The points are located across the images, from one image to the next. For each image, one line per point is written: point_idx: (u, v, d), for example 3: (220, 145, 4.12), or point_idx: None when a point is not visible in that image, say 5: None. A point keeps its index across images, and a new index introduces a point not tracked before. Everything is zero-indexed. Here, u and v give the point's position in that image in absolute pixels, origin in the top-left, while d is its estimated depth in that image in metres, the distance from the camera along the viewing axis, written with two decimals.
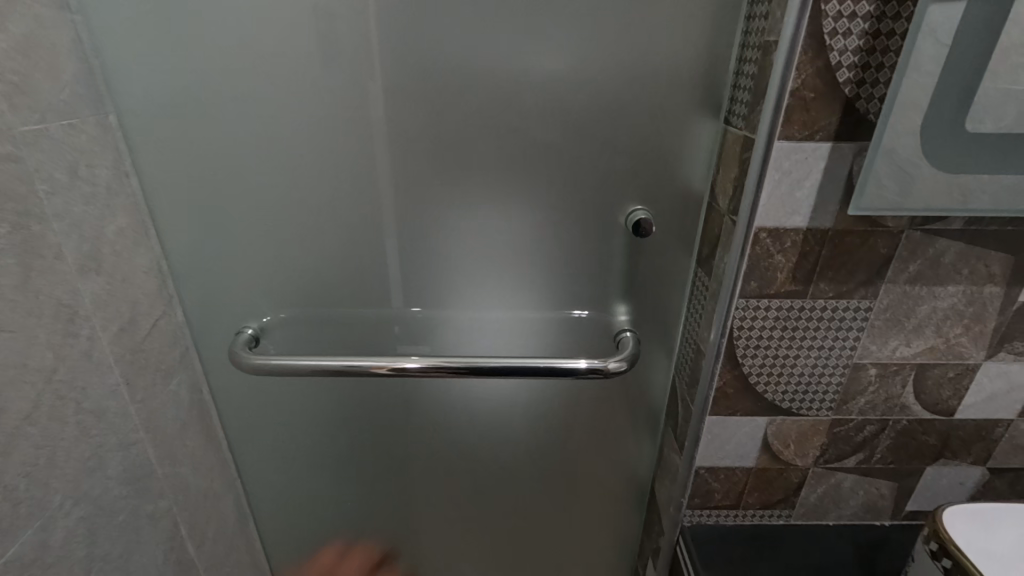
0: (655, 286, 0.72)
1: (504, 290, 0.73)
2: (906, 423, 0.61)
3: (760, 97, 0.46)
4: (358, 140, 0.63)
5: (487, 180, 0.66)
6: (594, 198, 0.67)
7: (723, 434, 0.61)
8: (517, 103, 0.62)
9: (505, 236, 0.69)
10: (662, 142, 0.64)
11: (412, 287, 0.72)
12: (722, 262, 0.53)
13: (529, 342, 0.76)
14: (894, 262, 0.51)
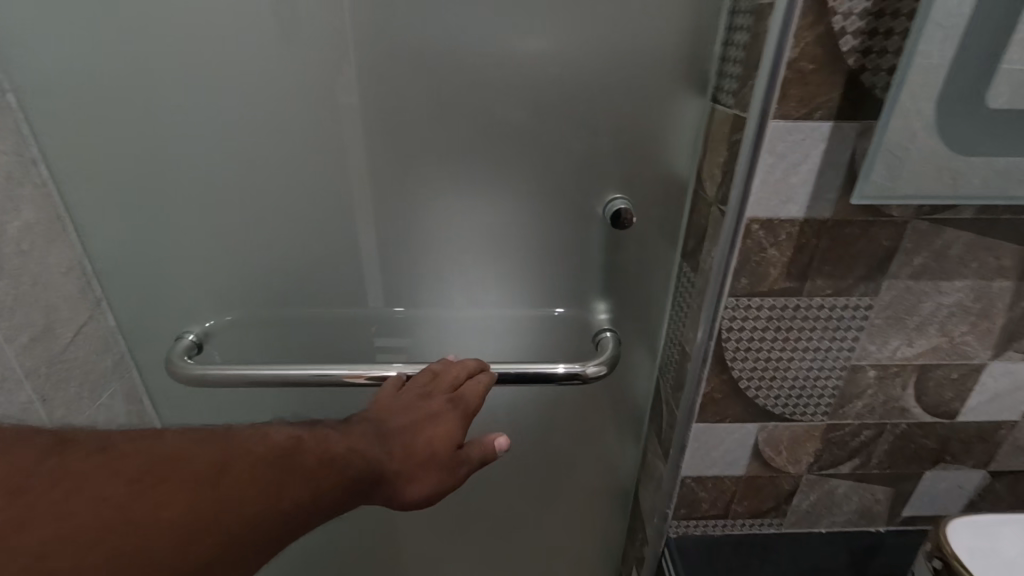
0: (638, 280, 0.67)
1: (475, 287, 0.67)
2: (905, 426, 0.57)
3: (752, 70, 0.40)
4: (306, 123, 0.56)
5: (453, 168, 0.60)
6: (570, 186, 0.62)
7: (711, 441, 0.56)
8: (481, 82, 0.56)
9: (474, 230, 0.63)
10: (645, 124, 0.58)
11: (375, 285, 0.66)
12: (709, 256, 0.48)
13: (502, 342, 0.71)
14: (898, 255, 0.46)
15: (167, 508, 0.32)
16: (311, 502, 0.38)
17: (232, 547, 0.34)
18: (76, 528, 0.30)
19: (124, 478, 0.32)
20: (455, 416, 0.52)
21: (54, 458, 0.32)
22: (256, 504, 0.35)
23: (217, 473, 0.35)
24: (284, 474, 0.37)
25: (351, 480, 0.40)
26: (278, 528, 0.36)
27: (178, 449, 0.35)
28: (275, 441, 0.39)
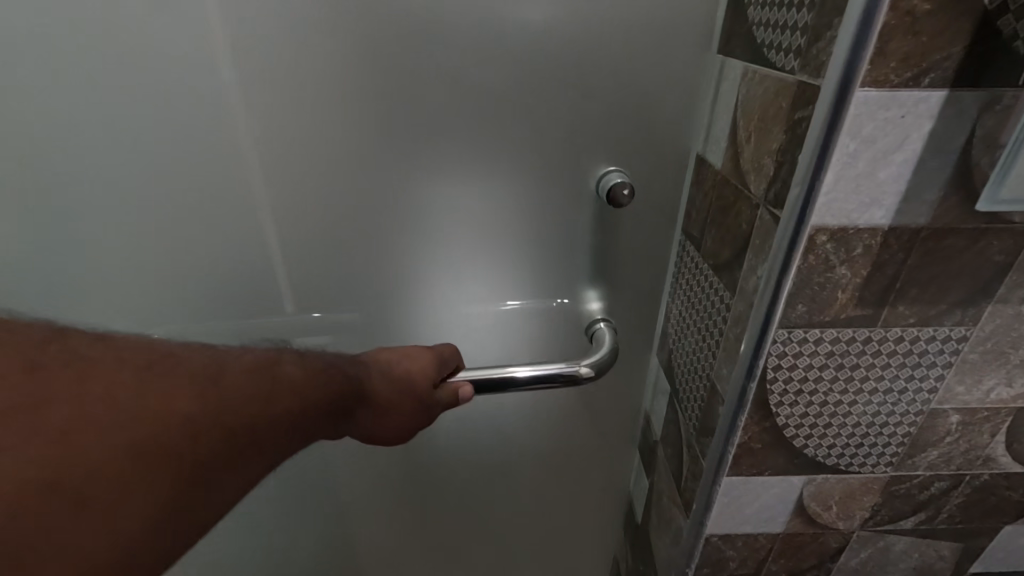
0: (633, 262, 0.63)
1: (462, 275, 0.62)
2: (987, 478, 0.45)
3: (833, 16, 0.28)
4: (263, 100, 0.51)
5: (430, 149, 0.55)
6: (560, 166, 0.57)
7: (744, 497, 0.45)
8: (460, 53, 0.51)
9: (456, 219, 0.59)
10: (641, 88, 0.54)
11: (351, 274, 0.61)
12: (754, 277, 0.36)
13: (492, 334, 0.66)
14: (1010, 274, 0.34)
15: (173, 399, 0.33)
16: (302, 411, 0.41)
17: (229, 450, 0.35)
18: (83, 415, 0.30)
19: (132, 365, 0.33)
20: (431, 361, 0.56)
21: (51, 344, 0.32)
22: (257, 407, 0.38)
23: (214, 372, 0.37)
24: (276, 383, 0.40)
25: (331, 402, 0.45)
26: (275, 435, 0.39)
27: (177, 352, 0.37)
28: (259, 358, 0.42)
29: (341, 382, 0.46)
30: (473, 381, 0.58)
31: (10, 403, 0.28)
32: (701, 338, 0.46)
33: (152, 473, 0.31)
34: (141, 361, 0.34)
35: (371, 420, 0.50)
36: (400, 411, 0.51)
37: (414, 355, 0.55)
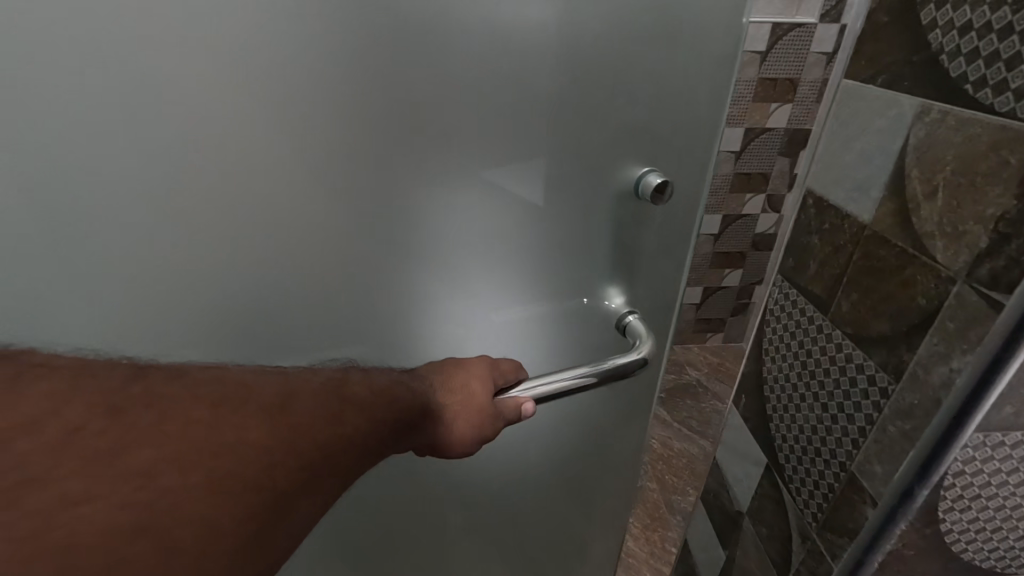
0: (651, 253, 0.68)
1: (498, 293, 0.60)
2: None
3: None
4: (302, 126, 0.42)
5: (483, 172, 0.52)
6: (601, 173, 0.58)
7: None
8: (525, 74, 0.49)
9: (509, 232, 0.57)
10: (678, 92, 0.56)
11: (378, 300, 0.53)
12: (941, 371, 0.32)
13: (527, 342, 0.65)
14: None
15: (251, 431, 0.37)
16: (365, 430, 0.47)
17: (303, 472, 0.40)
18: (157, 455, 0.33)
19: (207, 402, 0.36)
20: (487, 375, 0.58)
21: (134, 382, 0.34)
22: (319, 433, 0.42)
23: (285, 402, 0.41)
24: (342, 404, 0.45)
25: (398, 421, 0.51)
26: (346, 452, 0.44)
27: (243, 382, 0.40)
28: (327, 379, 0.46)
29: (405, 400, 0.52)
30: (536, 396, 0.60)
31: (93, 450, 0.30)
32: (835, 416, 0.42)
33: (229, 506, 0.35)
34: (215, 395, 0.37)
35: (440, 431, 0.57)
36: (458, 434, 0.57)
37: (469, 365, 0.58)
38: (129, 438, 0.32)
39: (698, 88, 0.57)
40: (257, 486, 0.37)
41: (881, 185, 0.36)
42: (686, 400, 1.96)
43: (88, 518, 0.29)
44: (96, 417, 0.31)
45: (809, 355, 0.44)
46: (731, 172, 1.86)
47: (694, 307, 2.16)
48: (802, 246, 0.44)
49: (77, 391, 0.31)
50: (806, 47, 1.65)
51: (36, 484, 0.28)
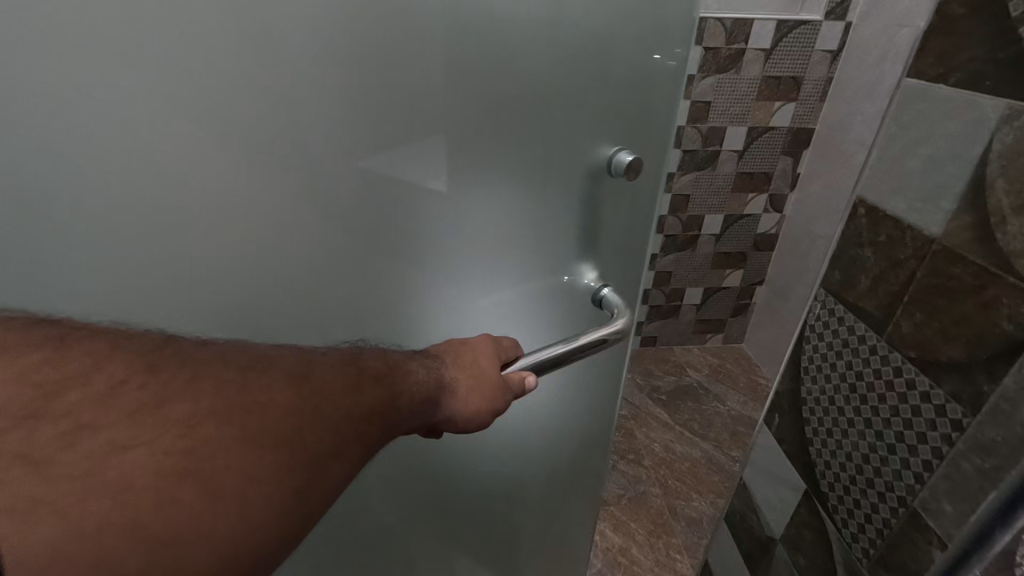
0: (619, 231, 0.70)
1: (486, 273, 0.59)
2: None
3: None
4: (335, 106, 0.42)
5: (474, 164, 0.52)
6: (575, 162, 0.59)
7: None
8: (528, 64, 0.50)
9: (488, 218, 0.56)
10: (647, 73, 0.58)
11: (369, 283, 0.51)
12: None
13: (512, 321, 0.65)
14: None
15: (279, 393, 0.37)
16: (390, 400, 0.45)
17: (333, 439, 0.40)
18: (196, 410, 0.33)
19: (235, 365, 0.37)
20: (490, 351, 0.58)
21: (166, 347, 0.35)
22: (347, 401, 0.42)
23: (309, 370, 0.41)
24: (362, 374, 0.44)
25: (418, 396, 0.49)
26: (367, 425, 0.43)
27: (273, 353, 0.40)
28: (342, 353, 0.45)
29: (427, 378, 0.50)
30: (534, 367, 0.61)
31: (137, 403, 0.32)
32: (897, 443, 0.44)
33: (275, 462, 0.35)
34: (244, 359, 0.38)
35: (457, 411, 0.53)
36: (485, 411, 0.55)
37: (472, 342, 0.58)
38: (167, 395, 0.33)
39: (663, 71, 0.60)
40: (290, 445, 0.37)
41: (954, 197, 0.39)
42: (687, 402, 1.93)
43: (134, 462, 0.30)
44: (136, 372, 0.32)
45: (859, 376, 0.48)
46: (733, 172, 1.83)
47: (694, 308, 2.14)
48: (847, 264, 0.49)
49: (116, 351, 0.33)
50: (810, 45, 1.62)
51: (87, 430, 0.30)
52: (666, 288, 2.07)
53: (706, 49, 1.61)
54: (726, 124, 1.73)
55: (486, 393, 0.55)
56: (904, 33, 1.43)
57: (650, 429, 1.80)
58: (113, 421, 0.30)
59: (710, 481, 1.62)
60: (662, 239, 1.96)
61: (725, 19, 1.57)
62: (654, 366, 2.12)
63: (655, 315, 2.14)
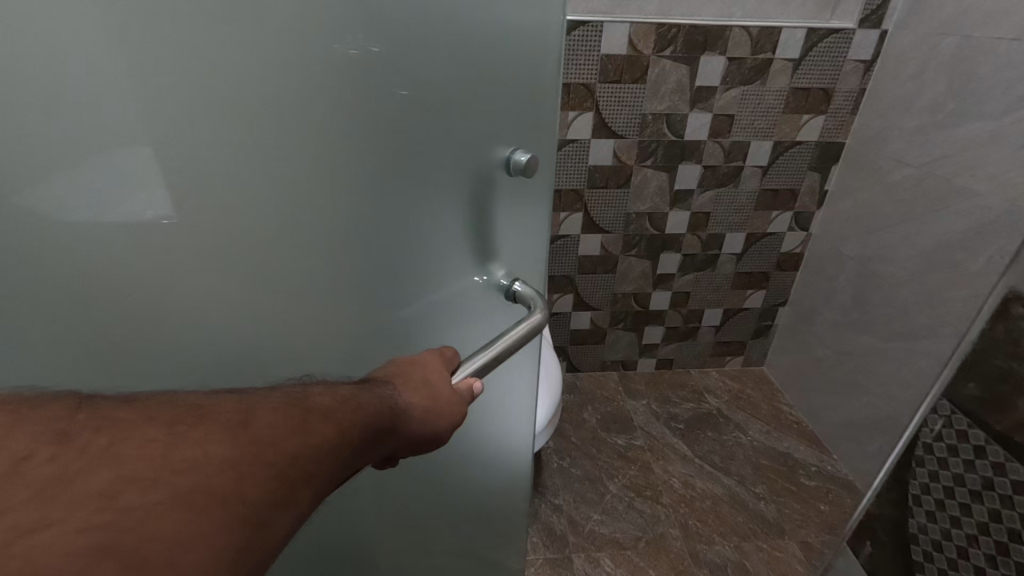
0: (520, 225, 0.69)
1: (400, 281, 0.55)
2: None
3: None
4: (261, 144, 0.39)
5: (389, 173, 0.48)
6: (475, 161, 0.57)
7: None
8: (420, 66, 0.46)
9: (393, 225, 0.52)
10: (532, 67, 0.57)
11: (277, 307, 0.45)
12: None
13: (434, 327, 0.63)
14: None
15: (213, 446, 0.31)
16: (339, 437, 0.40)
17: (278, 487, 0.34)
18: (119, 478, 0.27)
19: (162, 423, 0.30)
20: (440, 366, 0.54)
21: (79, 412, 0.29)
22: (291, 442, 0.36)
23: (246, 418, 0.34)
24: (308, 414, 0.38)
25: (372, 425, 0.44)
26: (314, 468, 0.37)
27: (206, 402, 0.34)
28: (283, 395, 0.39)
29: (377, 412, 0.45)
30: (477, 372, 0.58)
31: (46, 479, 0.25)
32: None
33: (219, 525, 0.30)
34: (174, 411, 0.32)
35: (411, 431, 0.49)
36: (439, 426, 0.52)
37: (419, 358, 0.54)
38: (86, 462, 0.27)
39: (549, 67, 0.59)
40: (233, 503, 0.31)
41: None
42: (706, 432, 1.82)
43: (44, 546, 0.24)
44: (44, 443, 0.26)
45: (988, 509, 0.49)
46: (757, 188, 1.72)
47: (712, 330, 2.03)
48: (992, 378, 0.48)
49: (15, 416, 0.27)
50: (842, 54, 1.51)
51: None
52: (683, 310, 1.96)
53: (730, 59, 1.50)
54: (749, 139, 1.63)
55: (440, 411, 0.51)
56: (947, 42, 1.31)
57: (668, 463, 1.69)
58: (17, 502, 0.24)
59: (731, 521, 1.51)
60: (680, 258, 1.85)
61: (751, 27, 1.46)
62: (671, 392, 2.00)
63: (671, 337, 2.03)
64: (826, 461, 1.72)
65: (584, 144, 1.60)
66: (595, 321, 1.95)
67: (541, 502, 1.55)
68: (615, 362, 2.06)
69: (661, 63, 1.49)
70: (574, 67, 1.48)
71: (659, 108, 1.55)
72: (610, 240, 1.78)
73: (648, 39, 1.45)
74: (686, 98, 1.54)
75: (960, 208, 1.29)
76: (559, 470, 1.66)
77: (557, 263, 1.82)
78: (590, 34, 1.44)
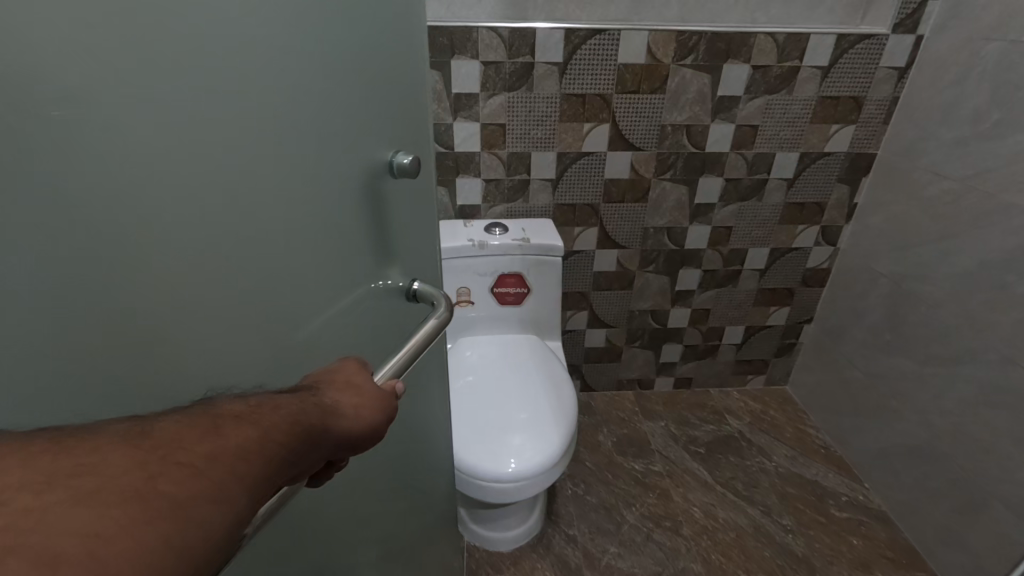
0: (405, 228, 0.72)
1: (299, 287, 0.54)
2: None
3: None
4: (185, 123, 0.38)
5: (288, 170, 0.48)
6: (364, 160, 0.60)
7: None
8: (304, 60, 0.48)
9: (291, 226, 0.51)
10: (398, 72, 0.63)
11: (204, 299, 0.42)
12: None
13: (337, 337, 0.62)
14: None
15: (113, 451, 0.28)
16: (266, 435, 0.35)
17: (204, 484, 0.30)
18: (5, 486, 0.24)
19: (45, 438, 0.27)
20: (365, 373, 0.51)
21: None
22: (205, 442, 0.32)
23: (145, 428, 0.30)
24: (220, 419, 0.34)
25: (301, 426, 0.40)
26: (244, 469, 0.33)
27: (93, 424, 0.30)
28: (190, 407, 0.34)
29: (302, 412, 0.40)
30: (397, 372, 0.56)
31: None
32: None
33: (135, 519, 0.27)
34: (56, 432, 0.28)
35: (344, 431, 0.45)
36: (375, 423, 0.49)
37: (341, 367, 0.51)
38: None
39: (411, 75, 0.66)
40: (151, 496, 0.28)
41: None
42: (727, 457, 1.73)
43: None
44: None
45: None
46: (782, 202, 1.64)
47: (733, 347, 1.94)
48: None
49: None
50: (874, 60, 1.43)
51: None
52: (703, 326, 1.88)
53: (755, 67, 1.42)
54: (776, 150, 1.55)
55: (372, 411, 0.48)
56: (991, 47, 1.22)
57: (688, 491, 1.61)
58: None
59: (759, 557, 1.42)
60: (700, 274, 1.77)
61: (777, 34, 1.38)
62: (690, 413, 1.92)
63: (690, 355, 1.94)
64: (857, 490, 1.62)
65: (600, 157, 1.53)
66: (610, 338, 1.88)
67: (554, 532, 1.48)
68: (631, 381, 1.98)
69: (682, 72, 1.42)
70: (590, 78, 1.41)
71: (678, 119, 1.48)
72: (628, 255, 1.71)
73: (668, 46, 1.38)
74: (706, 108, 1.47)
75: (1006, 225, 1.20)
76: (573, 497, 1.58)
77: (571, 279, 1.75)
78: (607, 42, 1.37)
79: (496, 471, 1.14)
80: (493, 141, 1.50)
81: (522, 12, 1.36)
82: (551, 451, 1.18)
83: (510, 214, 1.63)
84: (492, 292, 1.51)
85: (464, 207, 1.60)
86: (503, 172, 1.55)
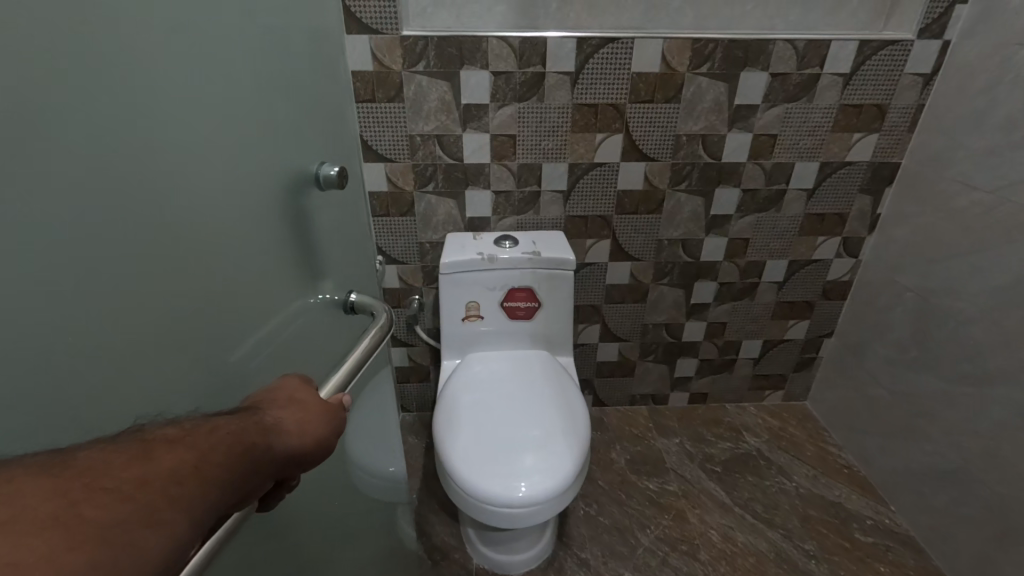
0: (333, 239, 0.77)
1: (246, 303, 0.56)
2: None
3: None
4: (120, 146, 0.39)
5: (224, 185, 0.51)
6: (294, 171, 0.65)
7: None
8: (234, 80, 0.52)
9: (232, 241, 0.53)
10: (312, 91, 0.70)
11: (152, 321, 0.43)
12: None
13: (283, 352, 0.64)
14: None
15: (31, 481, 0.28)
16: (203, 457, 0.37)
17: (139, 510, 0.31)
18: None
19: None
20: (311, 387, 0.52)
21: None
22: (135, 469, 0.33)
23: (66, 459, 0.31)
24: (149, 445, 0.34)
25: (245, 447, 0.41)
26: (181, 493, 0.34)
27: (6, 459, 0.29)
28: (114, 435, 0.34)
29: (244, 431, 0.42)
30: (343, 386, 0.57)
31: None
32: None
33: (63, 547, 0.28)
34: None
35: (292, 450, 0.46)
36: (325, 436, 0.50)
37: (287, 381, 0.52)
38: None
39: (321, 94, 0.73)
40: (76, 523, 0.29)
41: None
42: (746, 476, 1.67)
43: None
44: None
45: None
46: (801, 213, 1.59)
47: (751, 361, 1.88)
48: None
49: None
50: (898, 67, 1.38)
51: None
52: (719, 340, 1.83)
53: (774, 74, 1.37)
54: (796, 160, 1.50)
55: (322, 422, 0.50)
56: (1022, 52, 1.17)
57: (706, 512, 1.55)
58: None
59: None
60: (716, 287, 1.72)
61: (796, 40, 1.33)
62: (703, 428, 1.87)
63: (705, 370, 1.89)
64: (882, 514, 1.56)
65: (613, 168, 1.49)
66: (623, 353, 1.83)
67: (565, 555, 1.43)
68: (645, 396, 1.93)
69: (697, 80, 1.38)
70: (603, 87, 1.37)
71: (694, 129, 1.44)
72: (641, 268, 1.66)
73: (683, 54, 1.34)
74: (723, 117, 1.43)
75: None
76: (585, 518, 1.53)
77: (583, 291, 1.70)
78: (619, 50, 1.33)
79: (507, 496, 1.09)
80: (503, 153, 1.46)
81: (531, 20, 1.37)
82: (564, 473, 1.14)
83: (520, 226, 1.59)
84: (502, 307, 1.47)
85: (473, 219, 1.57)
86: (513, 184, 1.51)
